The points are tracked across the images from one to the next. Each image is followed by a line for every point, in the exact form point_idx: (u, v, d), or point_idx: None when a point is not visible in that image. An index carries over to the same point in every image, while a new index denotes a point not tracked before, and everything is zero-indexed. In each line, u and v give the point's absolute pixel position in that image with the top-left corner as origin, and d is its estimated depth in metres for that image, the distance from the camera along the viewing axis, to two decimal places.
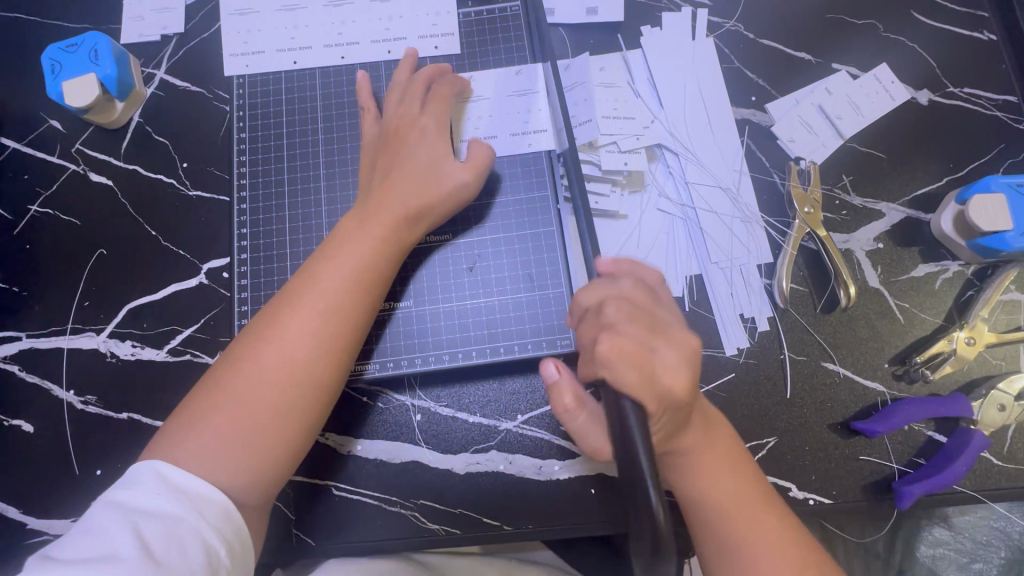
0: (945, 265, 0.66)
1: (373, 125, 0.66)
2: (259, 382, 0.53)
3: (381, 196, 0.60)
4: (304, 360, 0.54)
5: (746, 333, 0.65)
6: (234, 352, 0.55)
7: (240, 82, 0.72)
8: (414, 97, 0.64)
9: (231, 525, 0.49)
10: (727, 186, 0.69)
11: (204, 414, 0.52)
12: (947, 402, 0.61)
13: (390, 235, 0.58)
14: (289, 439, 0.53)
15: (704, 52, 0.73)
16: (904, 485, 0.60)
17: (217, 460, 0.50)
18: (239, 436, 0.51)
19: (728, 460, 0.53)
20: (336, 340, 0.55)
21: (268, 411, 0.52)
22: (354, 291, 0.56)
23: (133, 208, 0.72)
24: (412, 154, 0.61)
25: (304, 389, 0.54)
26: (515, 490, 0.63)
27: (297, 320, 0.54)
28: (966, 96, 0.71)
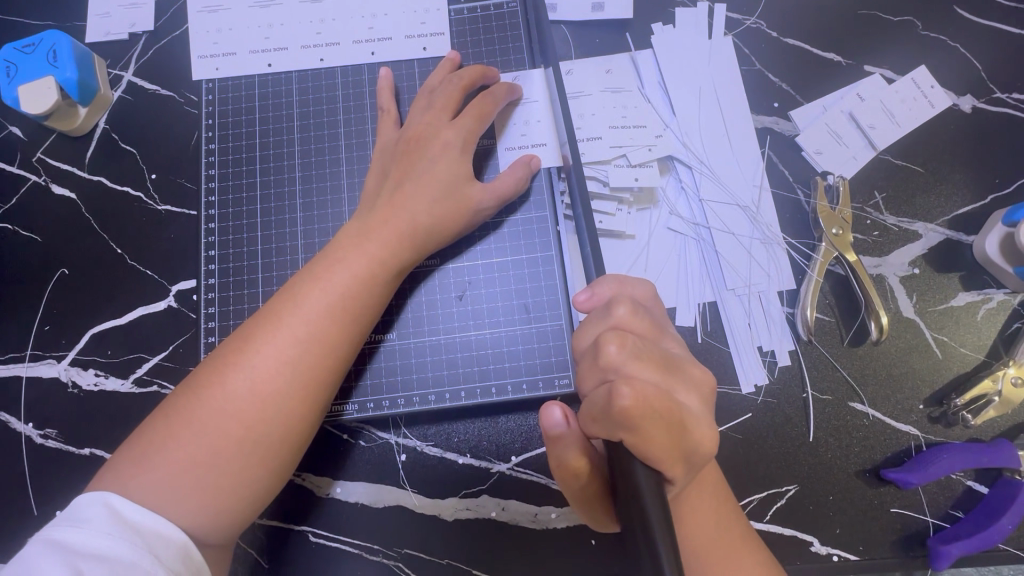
0: (988, 294, 0.60)
1: (393, 131, 0.60)
2: (224, 414, 0.46)
3: (383, 210, 0.54)
4: (278, 391, 0.47)
5: (765, 369, 0.59)
6: (198, 377, 0.48)
7: (209, 87, 0.66)
8: (445, 105, 0.57)
9: (190, 567, 0.43)
10: (746, 203, 0.63)
11: (162, 445, 0.45)
12: (991, 451, 0.55)
13: (390, 255, 0.52)
14: (258, 479, 0.47)
15: (721, 53, 0.66)
16: (942, 544, 0.53)
17: (172, 502, 0.44)
18: (199, 475, 0.45)
19: (716, 508, 0.47)
20: (319, 371, 0.49)
21: (234, 448, 0.46)
22: (344, 316, 0.50)
23: (98, 224, 0.67)
24: (433, 168, 0.55)
25: (277, 424, 0.47)
26: (508, 539, 0.57)
27: (277, 345, 0.48)
28: (1014, 103, 0.64)
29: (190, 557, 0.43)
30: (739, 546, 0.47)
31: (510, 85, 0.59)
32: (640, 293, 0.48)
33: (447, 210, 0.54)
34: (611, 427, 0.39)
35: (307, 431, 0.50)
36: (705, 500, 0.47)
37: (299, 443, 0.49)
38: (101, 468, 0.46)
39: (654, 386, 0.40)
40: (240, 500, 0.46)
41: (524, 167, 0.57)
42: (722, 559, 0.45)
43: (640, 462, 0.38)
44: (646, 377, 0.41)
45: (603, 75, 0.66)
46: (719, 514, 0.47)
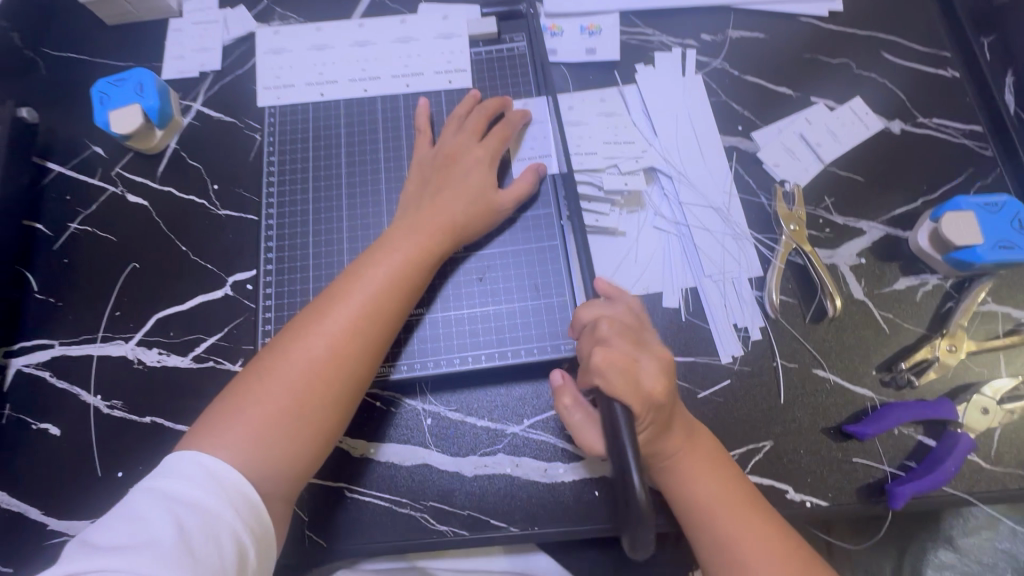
0: (924, 279, 0.71)
1: (428, 149, 0.72)
2: (302, 373, 0.55)
3: (426, 211, 0.65)
4: (347, 355, 0.57)
5: (740, 342, 0.69)
6: (280, 344, 0.57)
7: (270, 112, 0.79)
8: (473, 129, 0.70)
9: (259, 522, 0.51)
10: (719, 206, 0.75)
11: (248, 401, 0.54)
12: (933, 407, 0.64)
13: (432, 245, 0.63)
14: (328, 431, 0.56)
15: (694, 87, 0.80)
16: (897, 486, 0.62)
17: (259, 447, 0.53)
18: (281, 423, 0.54)
19: (713, 463, 0.59)
20: (376, 338, 0.59)
21: (309, 401, 0.55)
22: (396, 295, 0.60)
23: (166, 226, 0.78)
24: (466, 179, 0.67)
25: (346, 383, 0.57)
26: (521, 492, 0.65)
27: (342, 317, 0.58)
28: (935, 126, 0.78)
29: (260, 519, 0.51)
30: (740, 492, 0.57)
31: (522, 111, 0.73)
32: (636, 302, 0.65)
33: (477, 209, 0.66)
34: (590, 375, 0.55)
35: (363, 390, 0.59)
36: (698, 458, 0.59)
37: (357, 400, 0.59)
38: (193, 425, 0.55)
39: (623, 351, 0.56)
40: (312, 445, 0.55)
41: (533, 173, 0.69)
42: (718, 499, 0.57)
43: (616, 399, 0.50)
44: (619, 346, 0.56)
45: (597, 104, 0.80)
46: (715, 468, 0.58)
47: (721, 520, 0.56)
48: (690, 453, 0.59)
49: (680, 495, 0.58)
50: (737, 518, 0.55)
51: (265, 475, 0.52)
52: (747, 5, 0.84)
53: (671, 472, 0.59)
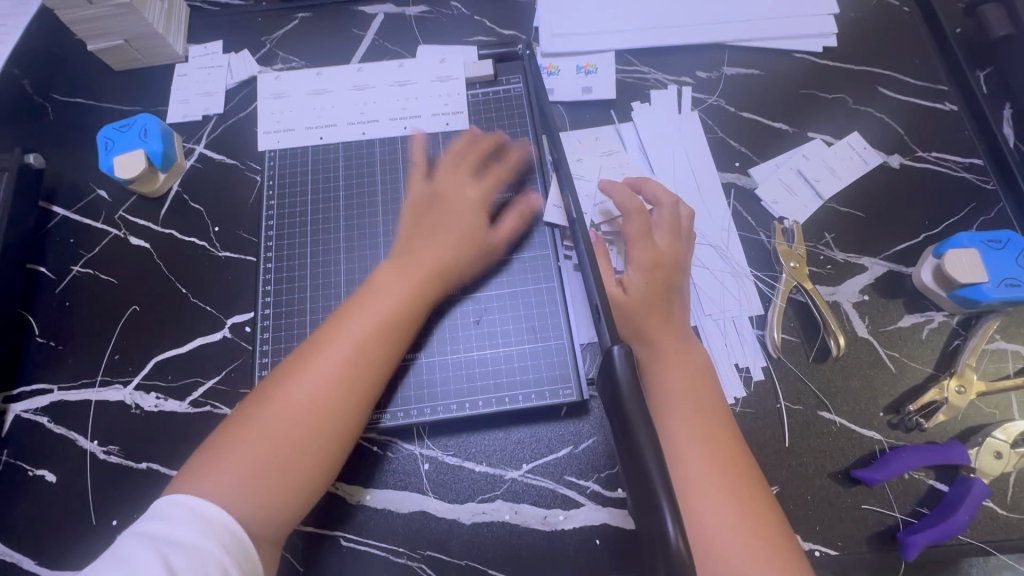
0: (929, 316, 0.70)
1: (420, 184, 0.70)
2: (286, 421, 0.54)
3: (417, 252, 0.65)
4: (330, 402, 0.56)
5: (742, 383, 0.68)
6: (265, 390, 0.57)
7: (271, 156, 0.81)
8: (465, 168, 0.71)
9: (247, 559, 0.49)
10: (717, 243, 0.74)
11: (227, 457, 0.53)
12: (943, 450, 0.62)
13: (423, 287, 0.63)
14: (312, 479, 0.55)
15: (690, 124, 0.81)
16: (908, 535, 0.60)
17: (240, 505, 0.51)
18: (263, 479, 0.53)
19: (690, 372, 0.62)
20: (362, 381, 0.57)
21: (294, 451, 0.54)
22: (386, 337, 0.60)
23: (167, 268, 0.79)
24: (457, 220, 0.67)
25: (329, 431, 0.55)
26: (520, 541, 0.64)
27: (328, 364, 0.57)
28: (934, 160, 0.77)
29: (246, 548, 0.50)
30: (706, 401, 0.60)
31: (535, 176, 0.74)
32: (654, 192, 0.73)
33: (470, 247, 0.67)
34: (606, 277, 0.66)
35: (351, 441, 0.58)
36: (674, 360, 0.62)
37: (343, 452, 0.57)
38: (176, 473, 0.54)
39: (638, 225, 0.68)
40: (293, 499, 0.54)
41: (521, 212, 0.71)
42: (680, 405, 0.59)
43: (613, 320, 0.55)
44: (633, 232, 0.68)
45: (593, 142, 0.80)
46: (689, 375, 0.62)
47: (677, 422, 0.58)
48: (668, 355, 0.63)
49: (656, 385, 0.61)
50: (690, 422, 0.58)
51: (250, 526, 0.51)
52: (742, 42, 0.84)
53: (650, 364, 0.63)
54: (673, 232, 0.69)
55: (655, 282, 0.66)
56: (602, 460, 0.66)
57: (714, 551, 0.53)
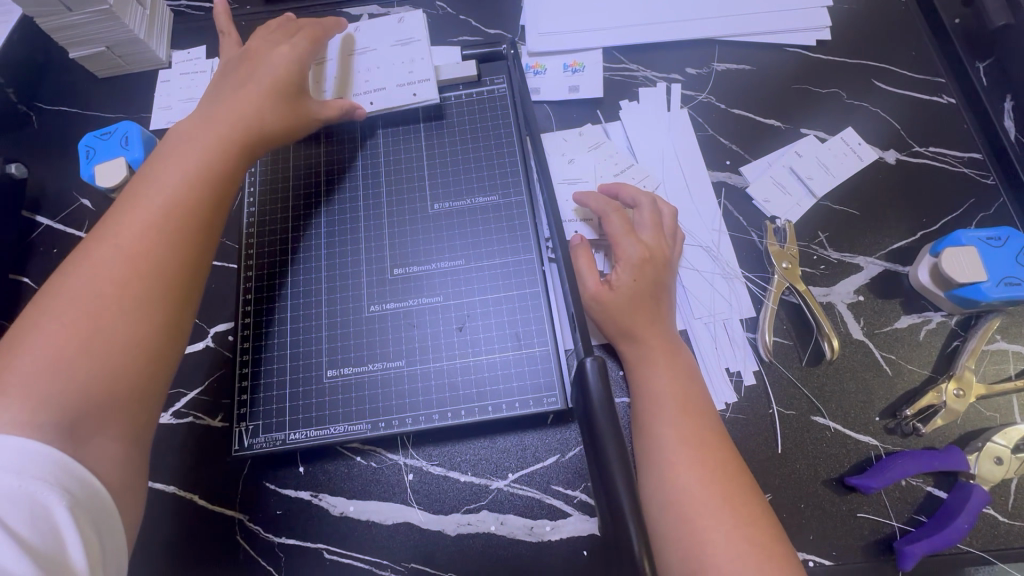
0: (927, 316, 0.68)
1: (235, 52, 0.71)
2: (92, 298, 0.48)
3: (212, 113, 0.61)
4: (146, 245, 0.51)
5: (733, 388, 0.66)
6: (60, 274, 0.50)
7: None
8: (274, 40, 0.70)
9: (78, 481, 0.43)
10: (707, 244, 0.72)
11: (24, 345, 0.45)
12: (941, 456, 0.60)
13: (229, 136, 0.60)
14: (134, 365, 0.48)
15: (679, 121, 0.79)
16: (906, 545, 0.58)
17: (42, 397, 0.43)
18: (66, 356, 0.45)
19: (673, 370, 0.61)
20: (164, 244, 0.52)
21: (118, 303, 0.48)
22: (213, 166, 0.57)
23: None
24: (239, 105, 0.62)
25: (151, 277, 0.50)
26: (506, 552, 0.62)
27: (158, 211, 0.53)
28: (932, 154, 0.75)
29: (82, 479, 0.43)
30: (691, 402, 0.59)
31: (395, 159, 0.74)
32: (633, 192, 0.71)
33: (283, 113, 0.65)
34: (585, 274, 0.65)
35: (177, 334, 0.52)
36: (658, 362, 0.61)
37: (172, 324, 0.51)
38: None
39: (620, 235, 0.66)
40: (115, 406, 0.47)
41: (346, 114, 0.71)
42: (664, 404, 0.58)
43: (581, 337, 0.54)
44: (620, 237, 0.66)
45: (578, 139, 0.78)
46: (676, 377, 0.60)
47: (660, 423, 0.57)
48: (653, 357, 0.62)
49: (642, 391, 0.61)
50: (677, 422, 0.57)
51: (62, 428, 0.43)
52: (733, 37, 0.82)
53: (632, 368, 0.62)
54: (656, 229, 0.67)
55: (643, 278, 0.64)
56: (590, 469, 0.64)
57: (708, 563, 0.50)
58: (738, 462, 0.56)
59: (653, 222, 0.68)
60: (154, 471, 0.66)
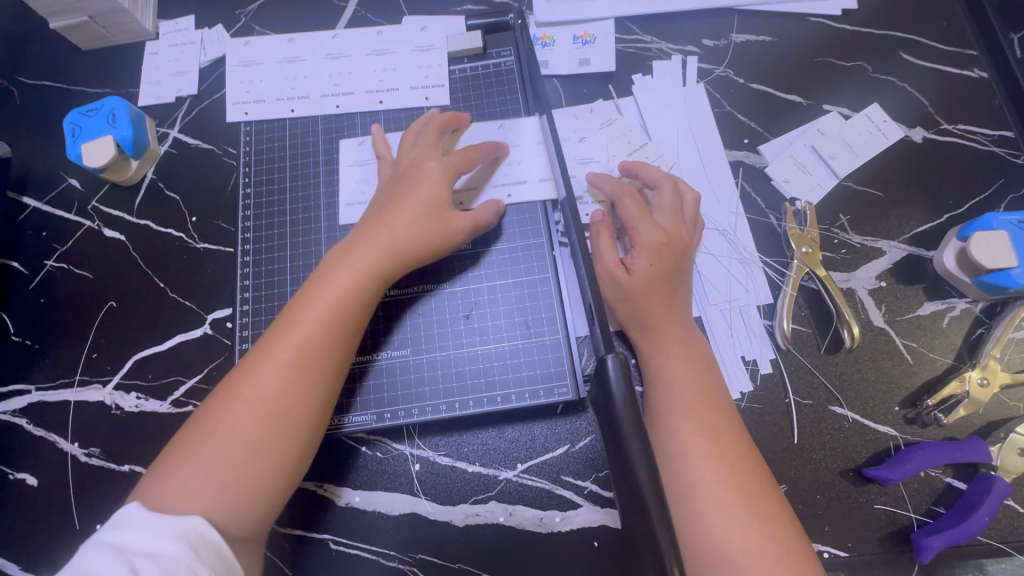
0: (951, 303, 0.65)
1: (389, 169, 0.67)
2: (249, 394, 0.51)
3: (370, 232, 0.59)
4: (272, 420, 0.50)
5: (749, 376, 0.64)
6: (223, 387, 0.52)
7: (245, 130, 0.76)
8: (427, 142, 0.64)
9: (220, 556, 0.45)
10: (724, 228, 0.70)
11: (201, 440, 0.49)
12: (963, 447, 0.59)
13: (374, 268, 0.57)
14: (276, 456, 0.50)
15: (695, 97, 0.75)
16: (924, 537, 0.57)
17: (210, 485, 0.48)
18: (230, 471, 0.48)
19: (688, 358, 0.59)
20: (287, 422, 0.51)
21: (267, 402, 0.50)
22: (337, 318, 0.54)
23: (144, 262, 0.75)
24: (413, 196, 0.60)
25: (278, 444, 0.50)
26: (515, 543, 0.61)
27: (292, 344, 0.52)
28: (960, 133, 0.71)
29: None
30: (706, 392, 0.57)
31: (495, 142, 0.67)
32: (654, 172, 0.67)
33: (430, 228, 0.60)
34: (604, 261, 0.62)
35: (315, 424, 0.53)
36: (672, 351, 0.59)
37: (291, 475, 0.52)
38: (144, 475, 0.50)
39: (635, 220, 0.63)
40: (261, 485, 0.49)
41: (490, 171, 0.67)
42: (678, 395, 0.56)
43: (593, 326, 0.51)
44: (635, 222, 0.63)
45: (588, 116, 0.74)
46: (691, 366, 0.58)
47: (674, 413, 0.55)
48: (667, 345, 0.59)
49: (655, 381, 0.58)
50: (692, 413, 0.55)
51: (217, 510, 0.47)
52: (753, 7, 0.78)
53: (643, 357, 0.60)
54: (676, 213, 0.64)
55: (660, 264, 0.61)
56: (600, 459, 0.63)
57: (722, 558, 0.49)
58: (753, 453, 0.54)
59: (672, 205, 0.65)
60: None
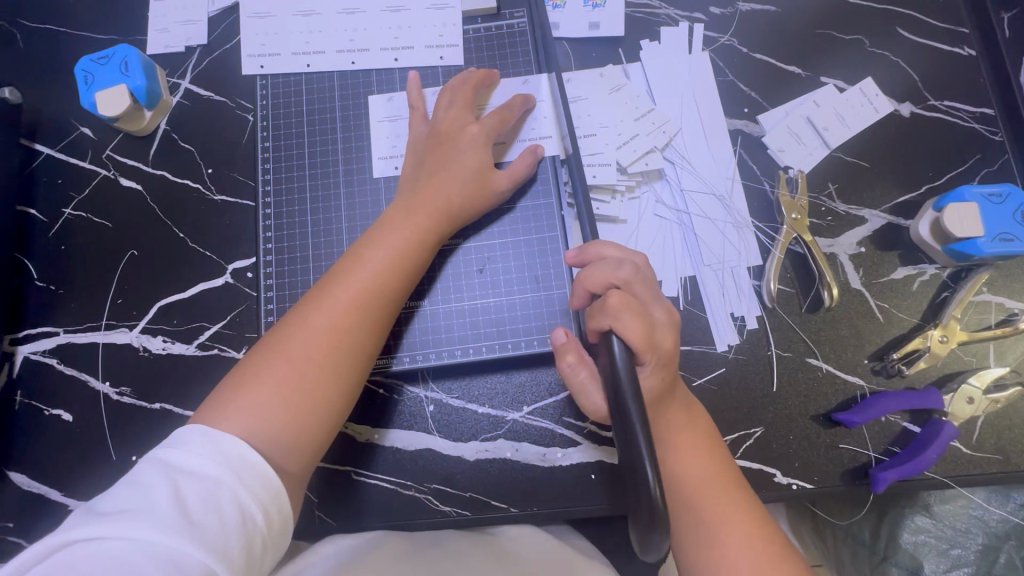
0: (922, 268, 0.71)
1: (422, 125, 0.69)
2: (313, 330, 0.55)
3: (423, 191, 0.63)
4: (336, 354, 0.55)
5: (736, 331, 0.70)
6: (285, 322, 0.57)
7: (261, 83, 0.77)
8: (463, 104, 0.67)
9: (268, 488, 0.48)
10: (721, 193, 0.74)
11: (270, 365, 0.54)
12: (921, 396, 0.66)
13: (431, 226, 0.62)
14: (336, 388, 0.55)
15: (700, 65, 0.78)
16: (880, 471, 0.65)
17: (273, 407, 0.52)
18: (298, 398, 0.53)
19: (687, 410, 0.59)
20: (349, 358, 0.56)
21: (332, 338, 0.55)
22: (399, 270, 0.59)
23: (162, 212, 0.77)
24: (461, 159, 0.65)
25: (339, 376, 0.55)
26: (520, 475, 0.68)
27: (357, 291, 0.57)
28: (945, 109, 0.76)
29: (287, 520, 0.49)
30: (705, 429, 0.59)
31: (523, 96, 0.70)
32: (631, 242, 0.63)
33: (474, 192, 0.65)
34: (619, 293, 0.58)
35: (369, 364, 0.58)
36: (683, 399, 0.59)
37: (346, 406, 0.57)
38: (207, 395, 0.54)
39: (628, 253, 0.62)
40: (320, 413, 0.54)
41: (530, 155, 0.68)
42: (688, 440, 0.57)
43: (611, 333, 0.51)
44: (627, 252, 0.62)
45: (599, 81, 0.77)
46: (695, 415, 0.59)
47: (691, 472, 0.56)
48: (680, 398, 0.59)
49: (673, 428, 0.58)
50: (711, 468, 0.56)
51: (276, 437, 0.52)
52: None
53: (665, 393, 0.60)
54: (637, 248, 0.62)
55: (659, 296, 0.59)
56: None
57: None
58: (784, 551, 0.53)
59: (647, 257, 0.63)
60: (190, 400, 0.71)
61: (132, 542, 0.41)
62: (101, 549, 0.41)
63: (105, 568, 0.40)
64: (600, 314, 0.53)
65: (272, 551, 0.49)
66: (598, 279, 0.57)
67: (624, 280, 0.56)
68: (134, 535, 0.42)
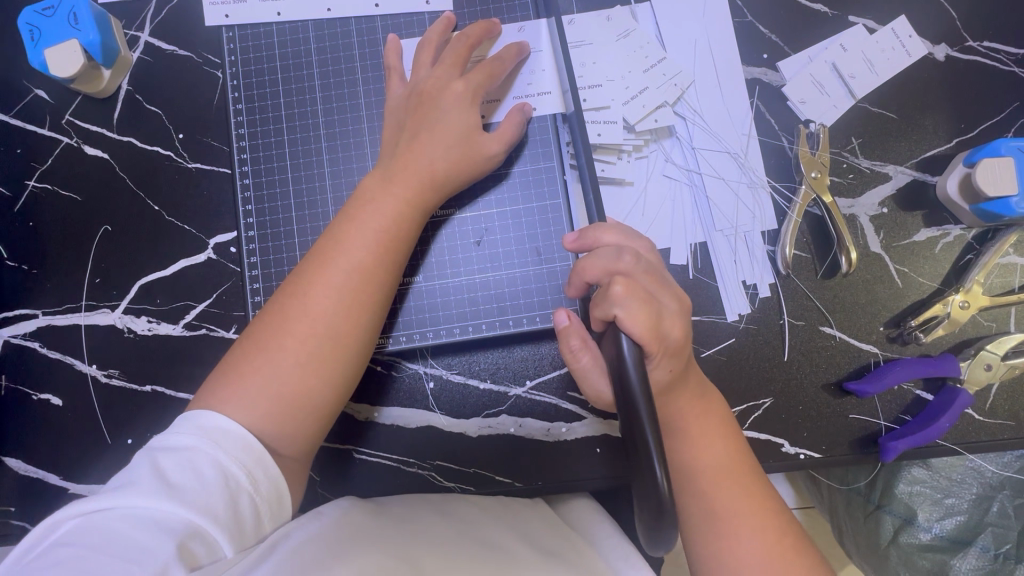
0: (947, 229, 0.67)
1: (399, 88, 0.63)
2: (297, 318, 0.52)
3: (404, 157, 0.58)
4: (324, 341, 0.52)
5: (747, 299, 0.67)
6: (270, 311, 0.53)
7: (228, 35, 0.70)
8: (453, 61, 0.60)
9: (249, 454, 0.47)
10: (735, 151, 0.69)
11: (257, 357, 0.51)
12: (937, 363, 0.64)
13: (415, 196, 0.57)
14: (329, 377, 0.52)
15: (716, 5, 0.70)
16: (889, 441, 0.64)
17: (263, 401, 0.50)
18: (288, 391, 0.50)
19: (700, 396, 0.56)
20: (338, 344, 0.52)
21: (318, 325, 0.52)
22: (382, 248, 0.55)
23: (133, 182, 0.71)
24: (445, 120, 0.58)
25: (329, 364, 0.52)
26: (525, 451, 0.67)
27: (339, 273, 0.53)
28: (985, 51, 0.69)
29: (277, 482, 0.48)
30: (716, 421, 0.56)
31: (516, 47, 0.63)
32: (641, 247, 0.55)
33: (461, 158, 0.59)
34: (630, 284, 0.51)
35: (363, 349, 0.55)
36: (692, 393, 0.56)
37: (344, 394, 0.54)
38: (198, 392, 0.52)
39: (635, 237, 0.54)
40: (313, 403, 0.52)
41: (518, 113, 0.62)
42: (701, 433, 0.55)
43: (625, 336, 0.45)
44: (632, 235, 0.55)
45: (604, 25, 0.70)
46: (705, 408, 0.56)
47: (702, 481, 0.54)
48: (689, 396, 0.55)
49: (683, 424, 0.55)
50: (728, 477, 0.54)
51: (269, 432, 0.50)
52: None
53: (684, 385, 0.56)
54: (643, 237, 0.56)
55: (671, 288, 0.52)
56: None
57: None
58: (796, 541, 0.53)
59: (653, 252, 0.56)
60: (183, 381, 0.69)
61: (116, 514, 0.41)
62: (85, 525, 0.40)
63: (91, 539, 0.39)
64: (603, 302, 0.48)
65: (266, 516, 0.47)
66: (598, 267, 0.51)
67: (627, 270, 0.50)
68: (116, 506, 0.41)
